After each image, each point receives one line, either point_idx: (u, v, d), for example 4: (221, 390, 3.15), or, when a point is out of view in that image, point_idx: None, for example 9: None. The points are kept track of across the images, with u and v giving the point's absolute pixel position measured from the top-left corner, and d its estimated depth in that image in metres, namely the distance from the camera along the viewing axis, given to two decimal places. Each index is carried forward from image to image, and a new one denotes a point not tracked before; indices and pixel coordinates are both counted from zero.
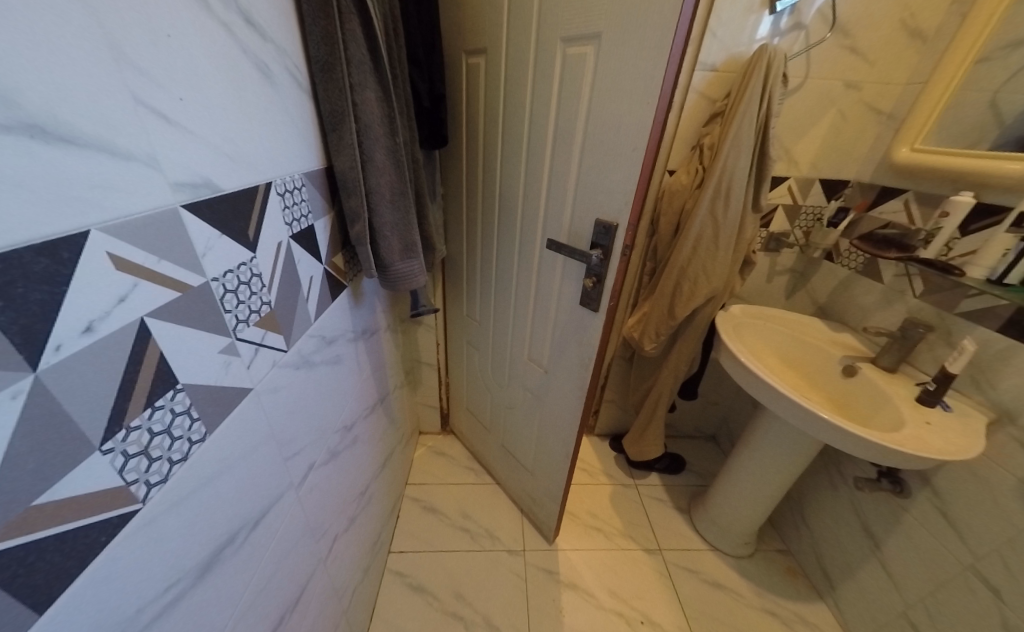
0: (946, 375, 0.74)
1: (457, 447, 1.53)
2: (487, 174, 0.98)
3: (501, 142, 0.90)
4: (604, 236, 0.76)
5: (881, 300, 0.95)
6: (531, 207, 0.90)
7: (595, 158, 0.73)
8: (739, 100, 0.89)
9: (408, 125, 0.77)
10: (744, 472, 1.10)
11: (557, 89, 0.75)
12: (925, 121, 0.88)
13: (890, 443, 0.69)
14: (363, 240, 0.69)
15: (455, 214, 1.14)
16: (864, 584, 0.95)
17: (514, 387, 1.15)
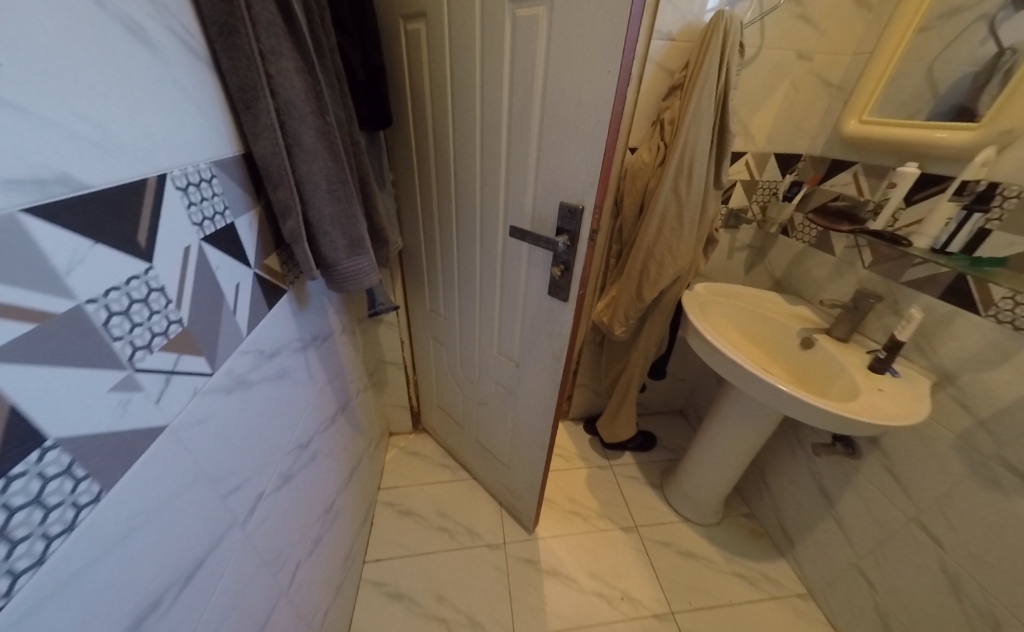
0: (895, 343, 0.78)
1: (430, 445, 1.49)
2: (439, 156, 0.90)
3: (451, 120, 0.83)
4: (570, 221, 0.71)
5: (834, 272, 0.99)
6: (488, 192, 0.84)
7: (555, 136, 0.68)
8: (698, 72, 0.86)
9: (342, 103, 0.68)
10: (712, 446, 1.14)
11: (508, 59, 0.68)
12: (873, 91, 0.89)
13: (846, 412, 0.72)
14: (298, 237, 0.60)
15: (408, 201, 1.05)
16: (821, 540, 1.02)
17: (485, 383, 1.10)
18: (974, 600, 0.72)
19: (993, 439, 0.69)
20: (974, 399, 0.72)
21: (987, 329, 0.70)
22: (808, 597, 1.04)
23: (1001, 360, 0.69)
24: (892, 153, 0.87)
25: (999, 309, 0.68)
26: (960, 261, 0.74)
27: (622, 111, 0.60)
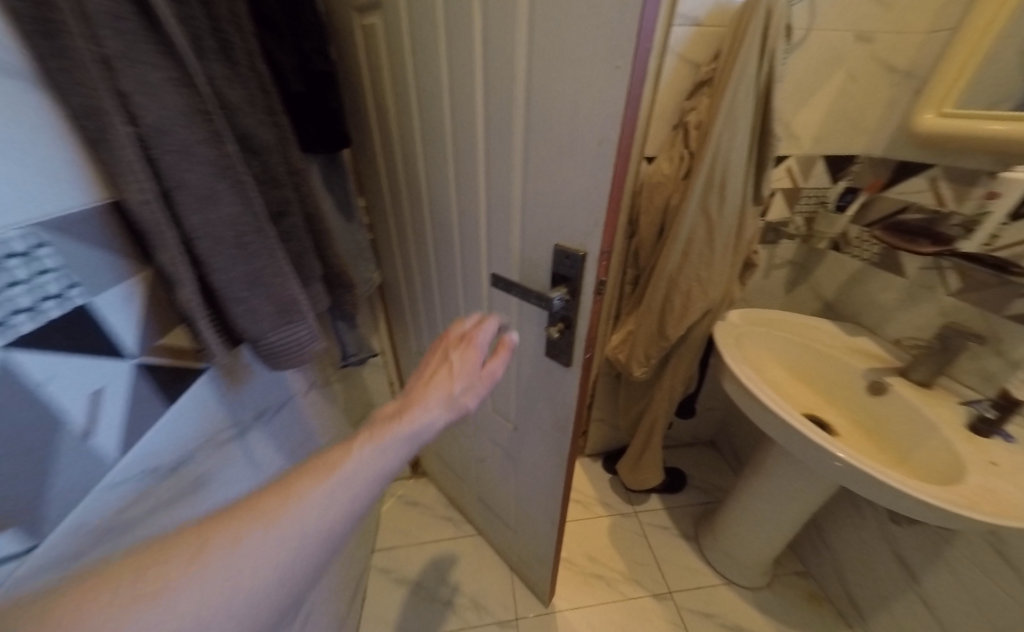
0: (1010, 401, 0.61)
1: (430, 491, 1.33)
2: (415, 180, 0.75)
3: (425, 138, 0.67)
4: (570, 270, 0.55)
5: (905, 297, 0.81)
6: (469, 225, 0.68)
7: (543, 156, 0.51)
8: (733, 62, 0.69)
9: (269, 124, 0.51)
10: (758, 502, 0.97)
11: (482, 55, 0.52)
12: (957, 77, 0.71)
13: (956, 506, 0.53)
14: (194, 313, 0.45)
15: (390, 231, 0.90)
16: (902, 620, 0.84)
17: (483, 438, 0.94)
18: None
19: None
20: None
21: None
22: None
23: None
24: (990, 155, 0.68)
25: None
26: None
27: (636, 122, 0.43)
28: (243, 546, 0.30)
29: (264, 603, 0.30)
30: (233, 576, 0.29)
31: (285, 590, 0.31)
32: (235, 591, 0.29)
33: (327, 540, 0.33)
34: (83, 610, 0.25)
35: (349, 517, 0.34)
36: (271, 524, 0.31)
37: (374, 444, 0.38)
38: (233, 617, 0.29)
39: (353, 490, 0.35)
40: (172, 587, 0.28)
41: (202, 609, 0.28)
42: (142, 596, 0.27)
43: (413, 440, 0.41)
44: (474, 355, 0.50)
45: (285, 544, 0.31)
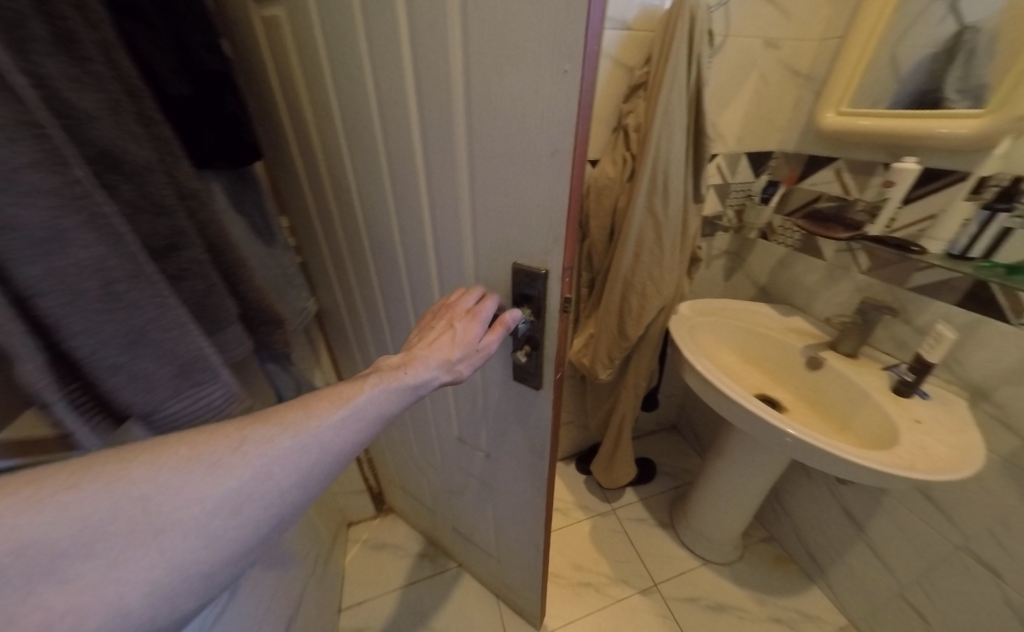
0: (924, 364, 0.69)
1: (400, 526, 1.24)
2: (350, 196, 0.67)
3: (359, 148, 0.60)
4: (531, 289, 0.52)
5: (826, 278, 0.91)
6: (415, 243, 0.62)
7: (490, 167, 0.47)
8: (664, 66, 0.70)
9: (144, 139, 0.41)
10: (724, 483, 1.03)
11: (410, 55, 0.46)
12: (849, 81, 0.81)
13: (897, 469, 0.58)
14: (49, 393, 0.35)
15: (327, 254, 0.81)
16: (855, 566, 0.95)
17: (452, 468, 0.88)
18: None
19: None
20: (1016, 418, 0.65)
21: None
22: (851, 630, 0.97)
23: None
24: (882, 149, 0.79)
25: None
26: (992, 269, 0.64)
27: (589, 129, 0.41)
28: (273, 449, 0.34)
29: (284, 502, 0.35)
30: (264, 472, 0.33)
31: (299, 493, 0.35)
32: (263, 486, 0.33)
33: (339, 455, 0.38)
34: (154, 474, 0.31)
35: (355, 443, 0.39)
36: (297, 435, 0.35)
37: (382, 386, 0.42)
38: (262, 506, 0.33)
39: (363, 419, 0.40)
40: (217, 470, 0.32)
41: (238, 494, 0.32)
42: (196, 472, 0.32)
43: (412, 393, 0.45)
44: (477, 324, 0.51)
45: (306, 453, 0.36)
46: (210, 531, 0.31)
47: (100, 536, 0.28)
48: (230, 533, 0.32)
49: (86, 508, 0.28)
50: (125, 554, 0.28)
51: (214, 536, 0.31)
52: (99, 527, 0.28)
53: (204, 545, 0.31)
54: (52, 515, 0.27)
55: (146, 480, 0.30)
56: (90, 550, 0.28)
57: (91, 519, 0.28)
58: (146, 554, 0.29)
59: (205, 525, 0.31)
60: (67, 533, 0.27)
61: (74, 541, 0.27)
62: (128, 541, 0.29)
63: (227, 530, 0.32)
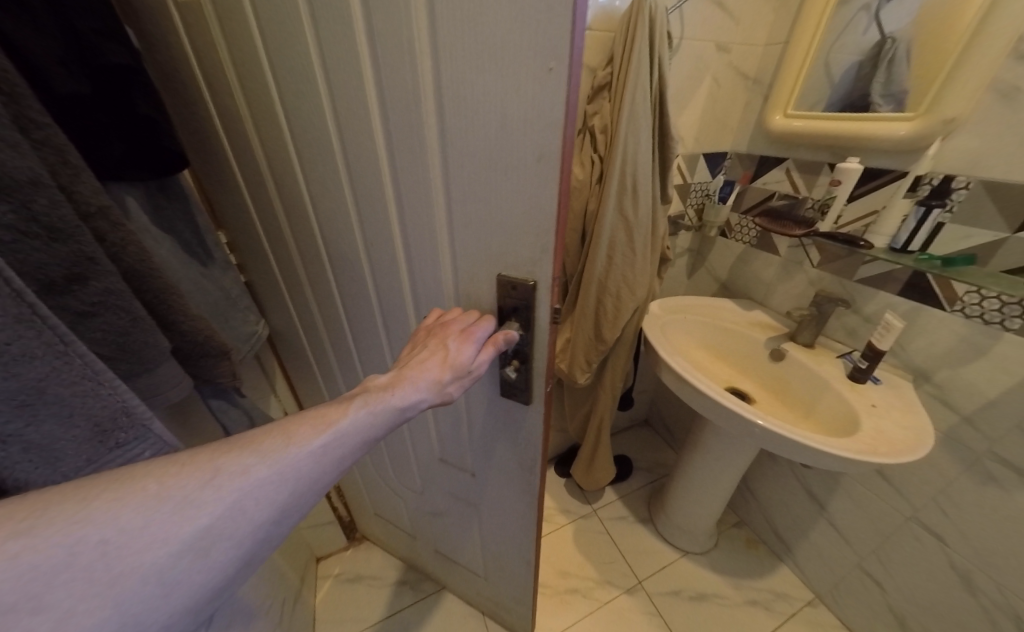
0: (876, 352, 0.73)
1: (376, 552, 1.18)
2: (305, 208, 0.61)
3: (312, 156, 0.54)
4: (520, 301, 0.49)
5: (782, 272, 0.95)
6: (383, 258, 0.57)
7: (470, 174, 0.44)
8: (627, 67, 0.70)
9: (29, 148, 0.34)
10: (699, 476, 1.07)
11: (369, 51, 0.41)
12: (794, 85, 0.85)
13: (860, 453, 0.61)
14: None
15: (279, 271, 0.74)
16: (819, 543, 1.01)
17: (433, 489, 0.84)
18: (991, 595, 0.73)
19: (982, 435, 0.69)
20: (953, 396, 0.71)
21: (957, 325, 0.69)
22: (818, 602, 1.04)
23: (977, 356, 0.68)
24: (826, 149, 0.83)
25: (965, 303, 0.67)
26: (929, 261, 0.69)
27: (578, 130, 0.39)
28: (249, 483, 0.30)
29: (255, 541, 0.31)
30: (237, 509, 0.29)
31: (273, 530, 0.31)
32: (237, 524, 0.29)
33: (321, 484, 0.34)
34: (117, 511, 0.26)
35: (338, 472, 0.35)
36: (277, 465, 0.31)
37: (370, 405, 0.38)
38: (233, 546, 0.29)
39: (349, 444, 0.36)
40: (188, 507, 0.28)
41: (208, 535, 0.28)
42: (161, 510, 0.27)
43: (398, 417, 0.41)
44: (471, 345, 0.48)
45: (286, 486, 0.31)
46: (173, 577, 0.27)
47: (47, 589, 0.23)
48: (194, 579, 0.28)
49: (32, 556, 0.23)
50: (77, 608, 0.24)
51: (175, 583, 0.27)
52: (47, 579, 0.23)
53: (164, 593, 0.27)
54: None
55: (106, 519, 0.25)
56: (39, 603, 0.23)
57: (41, 568, 0.23)
58: (100, 606, 0.24)
59: (167, 572, 0.27)
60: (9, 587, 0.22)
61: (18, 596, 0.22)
62: (79, 593, 0.24)
63: (191, 575, 0.28)
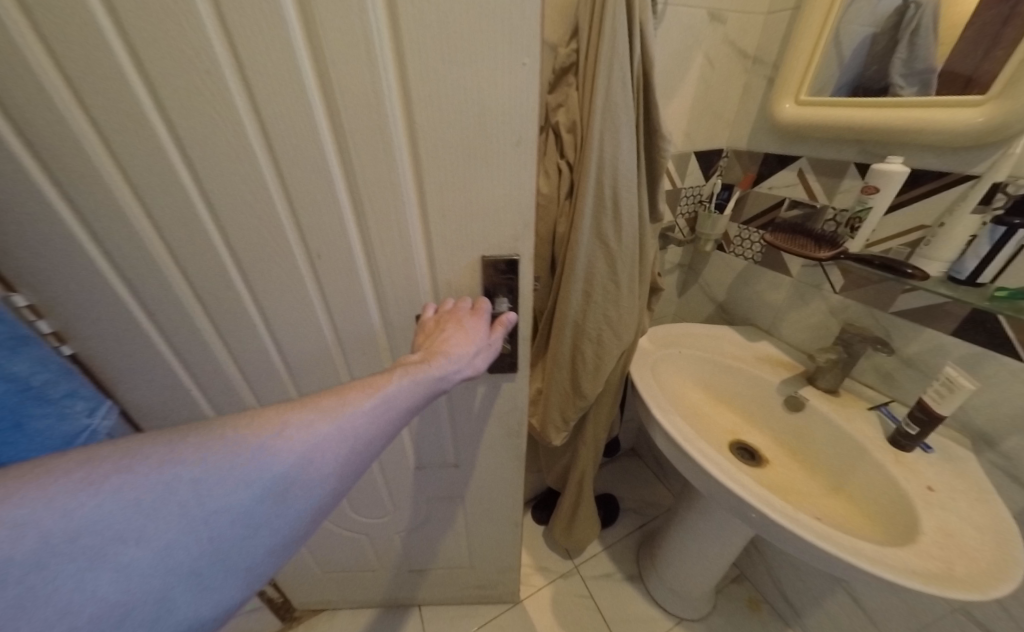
0: (931, 415, 0.56)
1: (337, 611, 1.03)
2: (212, 246, 0.45)
3: (221, 177, 0.41)
4: (505, 277, 0.49)
5: (793, 296, 0.78)
6: (333, 277, 0.49)
7: (443, 170, 0.42)
8: (597, 44, 0.49)
9: None
10: (699, 534, 0.91)
11: (309, 41, 0.35)
12: (811, 57, 0.65)
13: (946, 588, 0.42)
14: None
15: (156, 328, 0.52)
16: (835, 614, 0.86)
17: (408, 507, 0.81)
18: None
19: None
20: None
21: None
22: None
23: None
24: (851, 144, 0.65)
25: None
26: (1013, 303, 0.50)
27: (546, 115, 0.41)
28: (310, 440, 0.32)
29: (323, 495, 0.33)
30: (308, 458, 0.32)
31: (338, 485, 0.34)
32: (306, 477, 0.32)
33: (377, 440, 0.36)
34: (200, 456, 0.28)
35: (392, 433, 0.37)
36: (335, 422, 0.34)
37: (414, 371, 0.40)
38: (305, 494, 0.32)
39: (397, 410, 0.38)
40: (259, 458, 0.30)
41: (282, 483, 0.30)
42: (244, 455, 0.30)
43: (436, 387, 0.42)
44: (483, 322, 0.49)
45: (344, 443, 0.34)
46: (252, 523, 0.29)
47: (151, 520, 0.26)
48: (275, 518, 0.30)
49: (131, 494, 0.26)
50: (169, 545, 0.26)
51: (258, 521, 0.30)
52: (149, 513, 0.26)
53: (249, 532, 0.29)
54: (103, 498, 0.25)
55: (190, 465, 0.28)
56: (141, 535, 0.26)
57: (141, 504, 0.26)
58: (189, 545, 0.27)
59: (251, 510, 0.29)
60: (114, 521, 0.25)
61: (121, 529, 0.25)
62: (176, 527, 0.27)
63: (270, 519, 0.30)
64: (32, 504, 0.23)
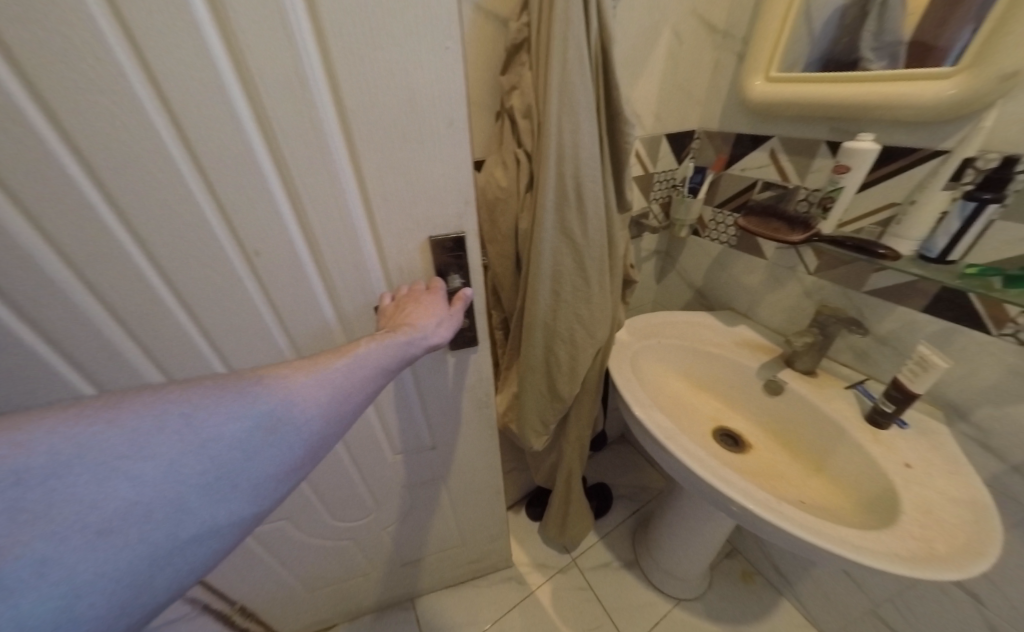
0: (906, 394, 0.56)
1: (333, 629, 1.00)
2: (136, 267, 0.41)
3: (136, 186, 0.36)
4: (453, 256, 0.50)
5: (768, 278, 0.77)
6: (276, 275, 0.46)
7: (383, 155, 0.42)
8: (550, 19, 0.46)
9: None
10: (691, 517, 0.92)
11: (224, 35, 0.32)
12: (780, 31, 0.63)
13: (927, 569, 0.42)
14: None
15: (86, 374, 0.45)
16: (823, 581, 0.89)
17: (392, 499, 0.79)
18: None
19: None
20: (998, 441, 0.55)
21: (1007, 354, 0.52)
22: None
23: None
24: (822, 122, 0.63)
25: (1020, 326, 0.50)
26: (983, 279, 0.50)
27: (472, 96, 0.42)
28: (293, 384, 0.35)
29: (309, 435, 0.35)
30: (292, 400, 0.34)
31: (323, 429, 0.36)
32: (292, 415, 0.34)
33: (354, 392, 0.39)
34: (194, 392, 0.31)
35: (369, 386, 0.40)
36: (314, 370, 0.37)
37: (382, 339, 0.43)
38: (294, 429, 0.34)
39: (370, 370, 0.40)
40: (246, 396, 0.32)
41: (273, 414, 0.33)
42: (234, 393, 0.32)
43: (405, 356, 0.44)
44: (440, 298, 0.50)
45: (325, 387, 0.37)
46: (246, 451, 0.31)
47: (155, 441, 0.28)
48: (269, 448, 0.32)
49: (134, 420, 0.28)
50: (165, 468, 0.28)
51: (255, 449, 0.31)
52: (151, 436, 0.28)
53: (246, 456, 0.31)
54: (108, 423, 0.27)
55: (183, 399, 0.30)
56: (140, 454, 0.27)
57: (143, 428, 0.28)
58: (183, 468, 0.28)
59: (246, 438, 0.31)
60: (114, 441, 0.27)
61: (121, 448, 0.27)
62: (179, 446, 0.28)
63: (265, 448, 0.32)
64: (38, 427, 0.25)
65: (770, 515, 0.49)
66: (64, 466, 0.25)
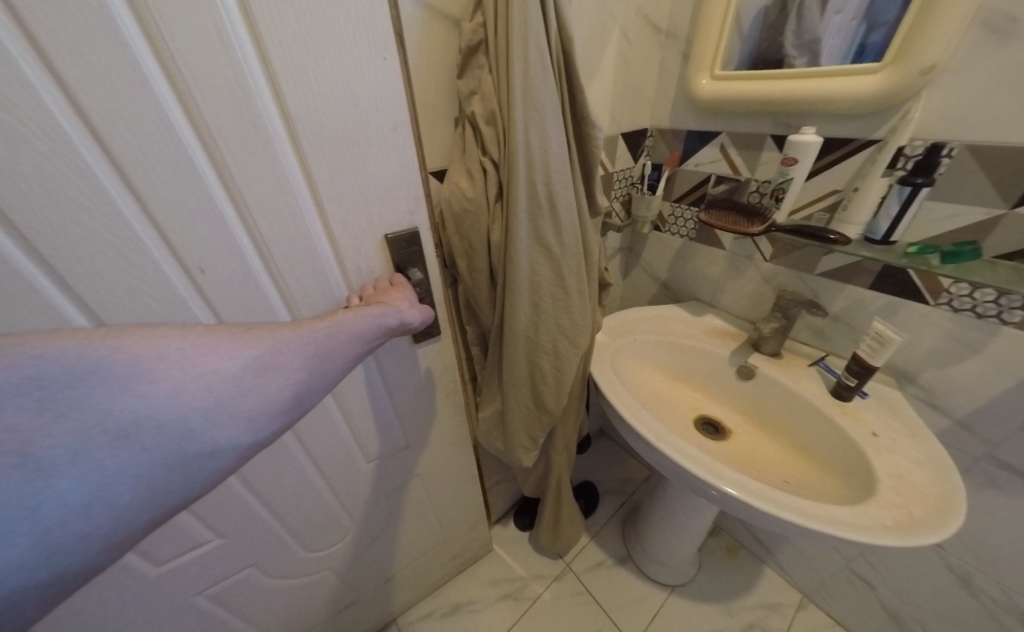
0: (866, 367, 0.60)
1: None
2: (53, 306, 0.34)
3: (43, 215, 0.31)
4: (412, 250, 0.50)
5: (728, 267, 0.81)
6: (227, 295, 0.41)
7: (332, 158, 0.40)
8: (507, 17, 0.44)
9: None
10: (677, 504, 0.94)
11: (147, 35, 0.29)
12: (719, 35, 0.65)
13: (908, 536, 0.45)
14: None
15: None
16: (801, 546, 0.95)
17: (370, 519, 0.75)
18: (993, 595, 0.67)
19: (979, 439, 0.59)
20: (944, 400, 0.60)
21: (946, 322, 0.57)
22: (807, 604, 0.98)
23: (969, 355, 0.56)
24: (765, 116, 0.66)
25: (952, 295, 0.55)
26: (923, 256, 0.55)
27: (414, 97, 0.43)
28: (282, 336, 0.36)
29: (297, 382, 0.36)
30: (278, 350, 0.35)
31: (309, 382, 0.36)
32: (281, 363, 0.35)
33: (335, 354, 0.39)
34: (190, 332, 0.31)
35: (348, 348, 0.40)
36: (300, 328, 0.37)
37: (359, 311, 0.43)
38: (283, 375, 0.35)
39: (348, 335, 0.40)
40: (240, 341, 0.33)
41: (264, 359, 0.34)
42: (228, 337, 0.33)
43: (382, 329, 0.44)
44: (408, 291, 0.49)
45: (311, 343, 0.37)
46: (241, 388, 0.32)
47: (159, 367, 0.29)
48: (261, 389, 0.33)
49: (138, 348, 0.28)
50: (169, 392, 0.29)
51: (248, 388, 0.32)
52: (154, 364, 0.29)
53: (241, 393, 0.32)
54: (114, 347, 0.28)
55: (182, 338, 0.31)
56: (149, 375, 0.28)
57: (147, 355, 0.29)
58: (183, 394, 0.29)
59: (239, 378, 0.32)
60: (123, 363, 0.28)
61: (130, 369, 0.28)
62: (182, 374, 0.29)
63: (258, 389, 0.33)
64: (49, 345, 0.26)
65: (767, 503, 0.50)
66: (76, 380, 0.26)
